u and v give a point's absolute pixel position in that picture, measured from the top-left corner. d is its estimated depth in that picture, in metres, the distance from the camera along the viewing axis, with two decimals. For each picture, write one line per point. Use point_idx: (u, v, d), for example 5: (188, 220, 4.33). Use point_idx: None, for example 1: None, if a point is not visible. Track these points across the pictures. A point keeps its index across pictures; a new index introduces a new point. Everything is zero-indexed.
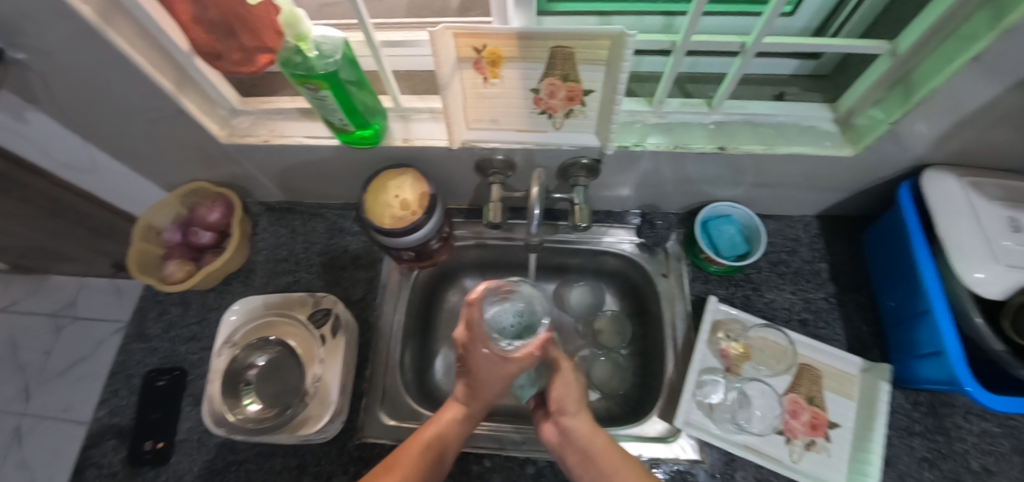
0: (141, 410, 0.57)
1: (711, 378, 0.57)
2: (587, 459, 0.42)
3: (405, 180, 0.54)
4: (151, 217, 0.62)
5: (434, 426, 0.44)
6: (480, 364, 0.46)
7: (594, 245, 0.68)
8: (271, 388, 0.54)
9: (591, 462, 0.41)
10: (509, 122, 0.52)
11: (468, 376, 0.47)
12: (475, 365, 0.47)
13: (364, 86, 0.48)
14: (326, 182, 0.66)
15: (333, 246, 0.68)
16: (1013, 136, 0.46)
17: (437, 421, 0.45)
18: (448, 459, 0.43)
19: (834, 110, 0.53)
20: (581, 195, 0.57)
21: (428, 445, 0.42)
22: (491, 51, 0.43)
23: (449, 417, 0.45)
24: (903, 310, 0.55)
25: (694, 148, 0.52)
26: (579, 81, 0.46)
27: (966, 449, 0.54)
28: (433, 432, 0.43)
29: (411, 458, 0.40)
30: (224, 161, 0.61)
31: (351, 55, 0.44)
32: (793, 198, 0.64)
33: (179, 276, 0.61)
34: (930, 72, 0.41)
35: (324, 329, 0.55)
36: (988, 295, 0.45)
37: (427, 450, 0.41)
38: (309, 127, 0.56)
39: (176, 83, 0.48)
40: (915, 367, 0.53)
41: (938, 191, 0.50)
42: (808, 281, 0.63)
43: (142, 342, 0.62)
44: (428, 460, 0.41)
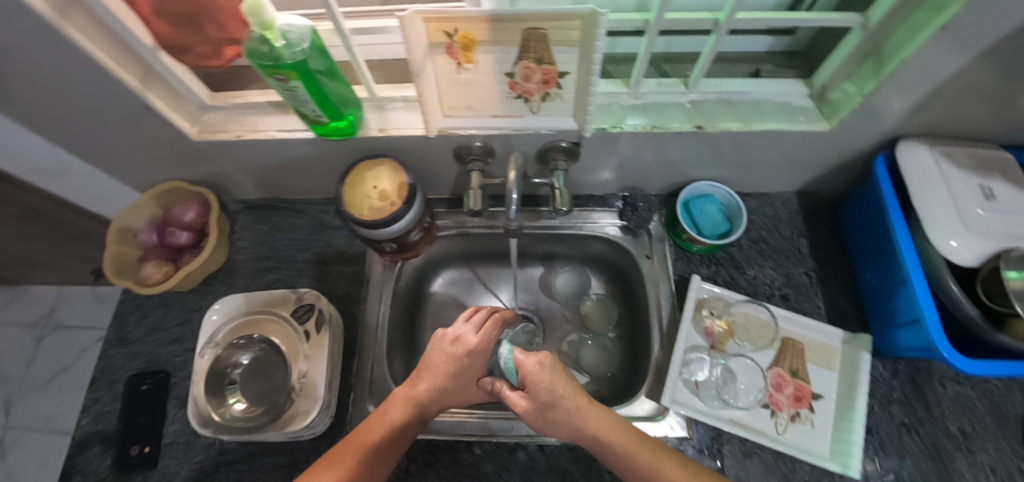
0: (126, 415, 0.56)
1: (696, 356, 0.58)
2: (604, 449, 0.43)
3: (382, 171, 0.53)
4: (125, 220, 0.60)
5: (379, 430, 0.43)
6: (467, 366, 0.50)
7: (577, 230, 0.68)
8: (257, 387, 0.53)
9: (608, 451, 0.43)
10: (486, 107, 0.51)
11: (442, 375, 0.48)
12: (463, 368, 0.49)
13: (336, 76, 0.47)
14: (304, 177, 0.65)
15: (314, 241, 0.67)
16: (982, 106, 0.47)
17: (382, 422, 0.44)
18: (389, 461, 0.43)
19: (809, 86, 0.54)
20: (560, 179, 0.57)
21: (367, 452, 0.41)
22: (463, 35, 0.42)
23: (395, 417, 0.44)
24: (881, 281, 0.56)
25: (672, 129, 0.52)
26: (554, 63, 0.45)
27: (944, 413, 0.55)
28: (377, 434, 0.43)
29: (345, 464, 0.40)
30: (198, 159, 0.60)
31: (319, 43, 0.43)
32: (772, 176, 0.64)
33: (157, 278, 0.59)
34: (901, 43, 0.41)
35: (308, 325, 0.54)
36: (961, 262, 0.46)
37: (369, 452, 0.41)
38: (281, 120, 0.55)
39: (141, 79, 0.47)
40: (895, 336, 0.54)
41: (912, 161, 0.51)
42: (789, 256, 0.64)
43: (123, 347, 0.61)
44: (372, 458, 0.41)
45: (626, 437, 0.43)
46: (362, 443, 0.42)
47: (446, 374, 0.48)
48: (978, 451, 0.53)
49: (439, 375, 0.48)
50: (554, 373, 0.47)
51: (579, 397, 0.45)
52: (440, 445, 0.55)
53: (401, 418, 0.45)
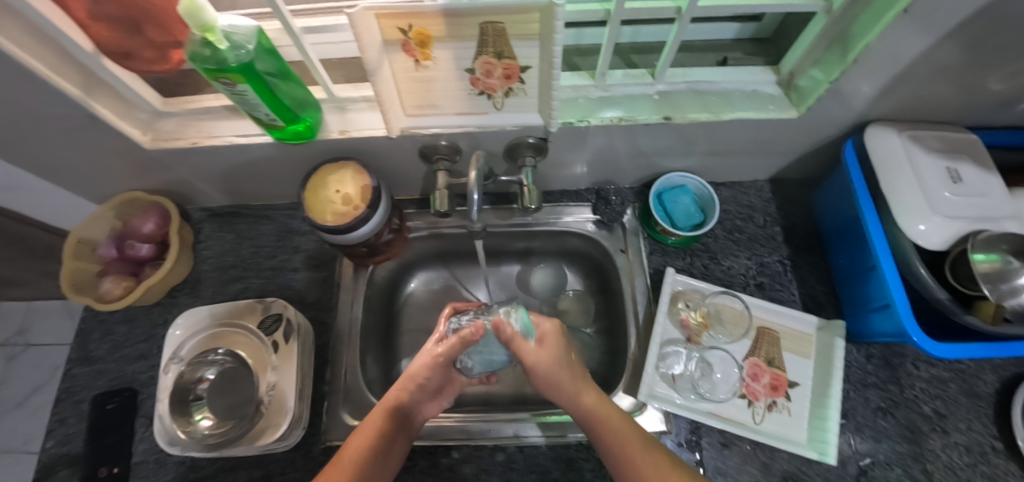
0: (92, 436, 0.54)
1: (673, 349, 0.58)
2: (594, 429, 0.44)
3: (345, 174, 0.52)
4: (83, 231, 0.58)
5: (362, 437, 0.43)
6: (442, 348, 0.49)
7: (551, 226, 0.67)
8: (225, 401, 0.52)
9: (596, 431, 0.44)
10: (449, 105, 0.50)
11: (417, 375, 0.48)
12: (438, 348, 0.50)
13: (288, 77, 0.46)
14: (269, 182, 0.63)
15: (282, 248, 0.65)
16: (946, 89, 0.47)
17: (365, 429, 0.44)
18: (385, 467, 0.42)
19: (777, 73, 0.53)
20: (529, 176, 0.56)
21: (354, 459, 0.41)
22: (418, 31, 0.41)
23: (376, 422, 0.44)
24: (854, 266, 0.56)
25: (640, 121, 0.51)
26: (515, 58, 0.44)
27: (918, 395, 0.56)
28: (361, 441, 0.42)
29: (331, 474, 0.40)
30: (155, 168, 0.58)
31: (267, 44, 0.42)
32: (743, 165, 0.64)
33: (117, 293, 0.57)
34: (865, 27, 0.41)
35: (275, 335, 0.52)
36: (930, 246, 0.46)
37: (357, 457, 0.41)
38: (237, 124, 0.53)
39: (83, 87, 0.44)
40: (868, 321, 0.54)
41: (880, 146, 0.50)
42: (763, 245, 0.64)
43: (88, 366, 0.59)
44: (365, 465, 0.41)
45: (617, 423, 0.44)
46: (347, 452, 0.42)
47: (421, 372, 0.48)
48: (952, 431, 0.54)
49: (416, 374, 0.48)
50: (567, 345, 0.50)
51: (582, 377, 0.48)
52: (418, 451, 0.54)
53: (383, 421, 0.44)
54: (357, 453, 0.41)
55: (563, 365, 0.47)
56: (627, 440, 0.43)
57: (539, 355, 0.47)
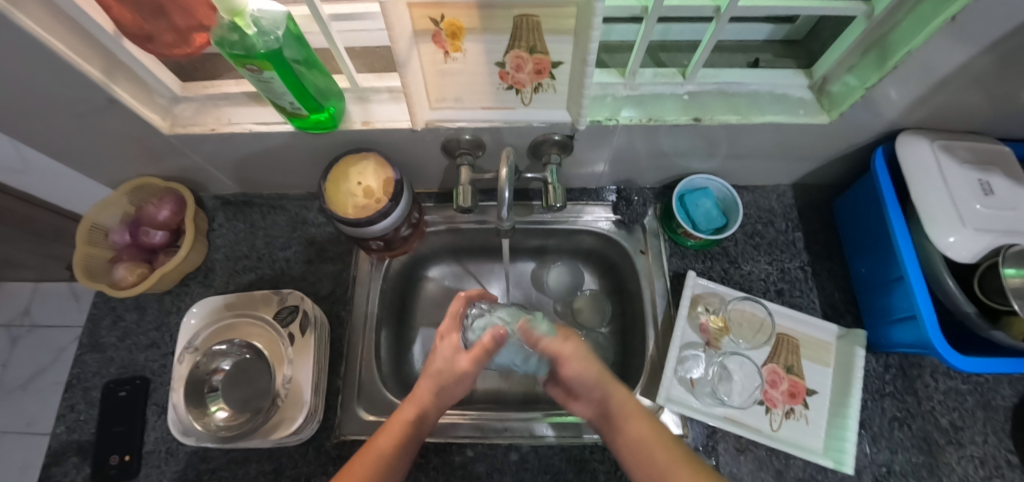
0: (103, 424, 0.54)
1: (691, 354, 0.57)
2: (616, 428, 0.43)
3: (366, 166, 0.51)
4: (97, 216, 0.57)
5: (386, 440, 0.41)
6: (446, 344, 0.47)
7: (570, 225, 0.66)
8: (239, 393, 0.51)
9: (615, 429, 0.43)
10: (475, 99, 0.49)
11: (436, 378, 0.45)
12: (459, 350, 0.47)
13: (314, 66, 0.44)
14: (284, 172, 0.62)
15: (296, 238, 0.65)
16: (981, 99, 0.46)
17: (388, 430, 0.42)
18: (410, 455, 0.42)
19: (809, 77, 0.52)
20: (553, 174, 0.55)
21: (377, 462, 0.39)
22: (449, 22, 0.39)
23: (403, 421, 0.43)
24: (876, 276, 0.56)
25: (668, 121, 0.50)
26: (547, 53, 0.43)
27: (935, 407, 0.55)
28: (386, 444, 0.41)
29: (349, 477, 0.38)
30: (169, 154, 0.56)
31: (294, 30, 0.40)
32: (767, 169, 0.63)
33: (131, 280, 0.56)
34: (907, 33, 0.40)
35: (292, 327, 0.52)
36: (959, 259, 0.45)
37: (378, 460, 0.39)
38: (257, 112, 0.52)
39: (104, 70, 0.43)
40: (889, 332, 0.54)
41: (911, 156, 0.50)
42: (783, 250, 0.63)
43: (98, 353, 0.58)
44: (402, 443, 0.41)
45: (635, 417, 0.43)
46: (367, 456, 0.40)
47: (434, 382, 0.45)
48: (967, 444, 0.53)
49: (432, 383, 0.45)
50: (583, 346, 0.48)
51: (610, 380, 0.45)
52: (431, 448, 0.53)
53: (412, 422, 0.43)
54: (399, 429, 0.42)
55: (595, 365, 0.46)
56: (645, 434, 0.42)
57: (565, 349, 0.46)
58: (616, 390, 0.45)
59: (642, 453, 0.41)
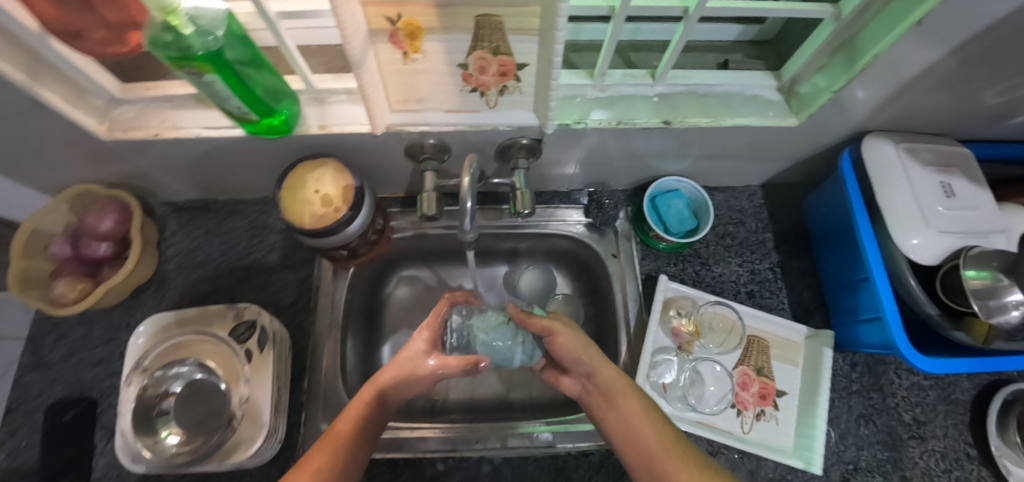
0: (47, 449, 0.50)
1: (664, 358, 0.56)
2: (608, 404, 0.43)
3: (324, 173, 0.48)
4: (38, 222, 0.53)
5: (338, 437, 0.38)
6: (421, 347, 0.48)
7: (540, 229, 0.65)
8: (195, 413, 0.48)
9: (613, 407, 0.42)
10: (438, 101, 0.47)
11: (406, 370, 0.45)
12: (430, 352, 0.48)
13: (262, 66, 0.42)
14: (241, 176, 0.59)
15: (255, 247, 0.62)
16: (943, 100, 0.47)
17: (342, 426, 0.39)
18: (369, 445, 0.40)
19: (778, 79, 0.52)
20: (521, 179, 0.54)
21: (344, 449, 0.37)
22: (407, 21, 0.37)
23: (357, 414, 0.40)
24: (844, 276, 0.56)
25: (638, 124, 0.49)
26: (511, 54, 0.41)
27: (899, 403, 0.57)
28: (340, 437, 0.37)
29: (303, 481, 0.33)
30: (112, 159, 0.53)
31: (238, 30, 0.38)
32: (738, 169, 0.63)
33: (72, 296, 0.53)
34: (874, 36, 0.39)
35: (249, 343, 0.49)
36: (922, 260, 0.46)
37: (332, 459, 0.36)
38: (205, 115, 0.49)
39: (28, 71, 0.39)
40: (856, 331, 0.54)
41: (876, 158, 0.50)
42: (754, 251, 0.64)
43: (40, 372, 0.54)
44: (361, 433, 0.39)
45: (628, 399, 0.41)
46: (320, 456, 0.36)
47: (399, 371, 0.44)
48: (929, 438, 0.55)
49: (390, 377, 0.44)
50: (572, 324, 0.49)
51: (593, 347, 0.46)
52: (400, 463, 0.52)
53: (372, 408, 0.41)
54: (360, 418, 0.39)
55: (583, 341, 0.46)
56: (638, 414, 0.40)
57: (555, 327, 0.47)
58: (603, 366, 0.44)
59: (631, 432, 0.40)
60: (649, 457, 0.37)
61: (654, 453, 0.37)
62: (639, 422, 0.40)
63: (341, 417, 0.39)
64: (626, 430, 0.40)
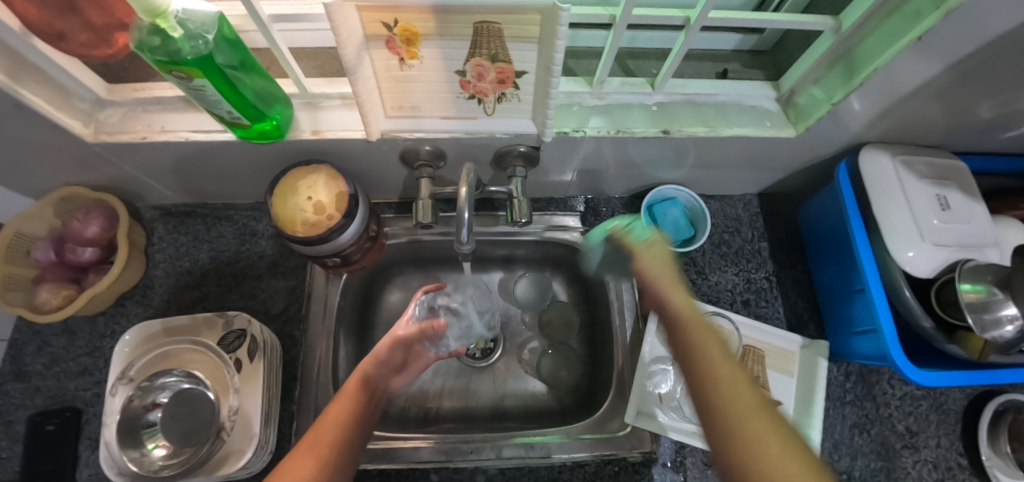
0: (29, 461, 0.49)
1: (660, 368, 0.55)
2: (672, 331, 0.37)
3: (317, 179, 0.47)
4: (21, 226, 0.51)
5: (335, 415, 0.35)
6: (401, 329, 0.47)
7: (536, 236, 0.64)
8: (181, 426, 0.47)
9: (677, 332, 0.36)
10: (434, 108, 0.46)
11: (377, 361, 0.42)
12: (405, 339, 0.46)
13: (252, 69, 0.41)
14: (231, 180, 0.58)
15: (245, 252, 0.60)
16: (939, 113, 0.47)
17: (336, 408, 0.35)
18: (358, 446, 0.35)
19: (776, 89, 0.52)
20: (519, 186, 0.53)
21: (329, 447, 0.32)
22: (403, 27, 0.36)
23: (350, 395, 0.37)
24: (839, 287, 0.56)
25: (637, 133, 0.49)
26: (510, 61, 0.40)
27: (892, 413, 0.57)
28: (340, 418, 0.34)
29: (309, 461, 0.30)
30: (96, 162, 0.51)
31: (230, 34, 0.37)
32: (735, 178, 0.62)
33: (55, 303, 0.50)
34: (873, 50, 0.39)
35: (238, 352, 0.48)
36: (918, 273, 0.46)
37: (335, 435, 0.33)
38: (194, 119, 0.47)
39: (10, 73, 0.37)
40: (850, 342, 0.55)
41: (874, 170, 0.50)
42: (750, 260, 0.64)
43: (21, 382, 0.53)
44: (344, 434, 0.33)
45: (700, 329, 0.35)
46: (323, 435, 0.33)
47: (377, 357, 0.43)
48: (921, 447, 0.55)
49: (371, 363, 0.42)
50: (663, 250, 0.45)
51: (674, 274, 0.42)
52: (394, 474, 0.52)
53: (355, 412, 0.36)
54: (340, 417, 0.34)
55: (660, 264, 0.43)
56: (710, 342, 0.34)
57: (638, 249, 0.45)
58: (678, 294, 0.39)
59: (695, 355, 0.33)
60: (708, 377, 0.31)
61: (718, 380, 0.30)
62: (708, 348, 0.33)
63: (325, 413, 0.35)
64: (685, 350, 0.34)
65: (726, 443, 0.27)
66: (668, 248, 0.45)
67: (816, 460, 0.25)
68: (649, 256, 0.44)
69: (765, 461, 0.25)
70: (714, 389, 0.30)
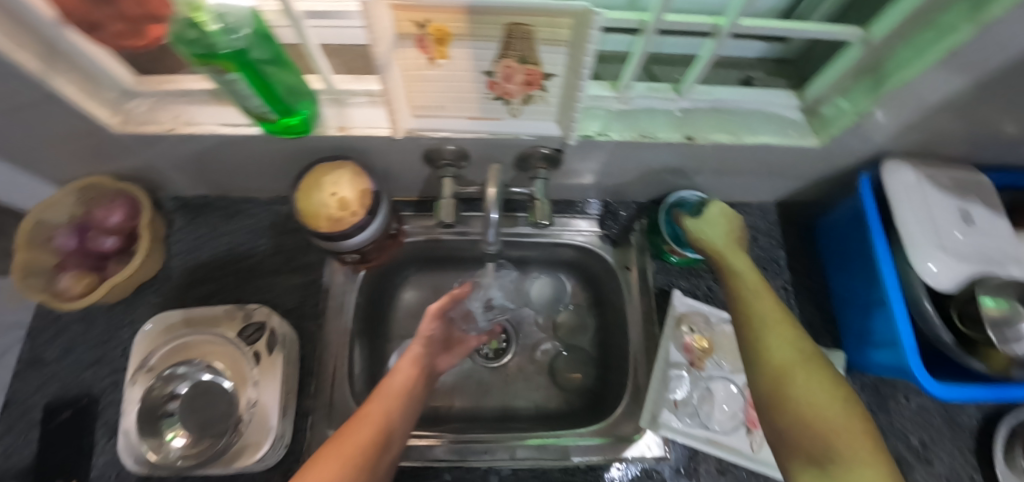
0: (43, 448, 0.49)
1: (676, 373, 0.56)
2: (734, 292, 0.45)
3: (341, 175, 0.47)
4: (42, 214, 0.52)
5: (390, 400, 0.42)
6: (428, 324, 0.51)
7: (554, 239, 0.64)
8: (198, 418, 0.47)
9: (736, 295, 0.45)
10: (460, 109, 0.46)
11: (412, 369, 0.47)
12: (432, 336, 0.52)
13: (282, 64, 0.41)
14: (253, 174, 0.58)
15: (263, 246, 0.61)
16: (964, 127, 0.47)
17: (389, 391, 0.43)
18: (391, 446, 0.40)
19: (800, 98, 0.52)
20: (541, 190, 0.54)
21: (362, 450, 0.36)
22: (436, 27, 0.37)
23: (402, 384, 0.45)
24: (857, 298, 0.56)
25: (659, 139, 0.49)
26: (538, 64, 0.40)
27: (905, 426, 0.57)
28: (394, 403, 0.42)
29: (367, 429, 0.38)
30: (121, 152, 0.51)
31: (263, 28, 0.37)
32: (753, 186, 0.63)
33: (78, 290, 0.52)
34: (904, 62, 0.39)
35: (257, 345, 0.48)
36: (940, 287, 0.46)
37: (391, 417, 0.41)
38: (221, 112, 0.48)
39: (43, 61, 0.38)
40: (867, 354, 0.55)
41: (895, 182, 0.50)
42: (767, 268, 0.63)
43: (38, 369, 0.53)
44: (373, 438, 0.38)
45: (762, 296, 0.43)
46: (381, 412, 0.41)
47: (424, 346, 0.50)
48: (935, 461, 0.55)
49: (419, 352, 0.49)
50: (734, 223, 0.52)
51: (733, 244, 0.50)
52: (406, 472, 0.51)
53: (385, 424, 0.40)
54: (372, 430, 0.38)
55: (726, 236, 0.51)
56: (767, 308, 0.42)
57: (700, 232, 0.50)
58: (739, 259, 0.47)
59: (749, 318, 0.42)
60: (755, 338, 0.41)
61: (767, 340, 0.40)
62: (764, 311, 0.42)
63: (359, 420, 0.39)
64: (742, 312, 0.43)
65: (772, 380, 0.39)
66: (734, 223, 0.52)
67: (840, 395, 0.37)
68: (716, 227, 0.51)
69: (804, 393, 0.37)
70: (765, 345, 0.40)
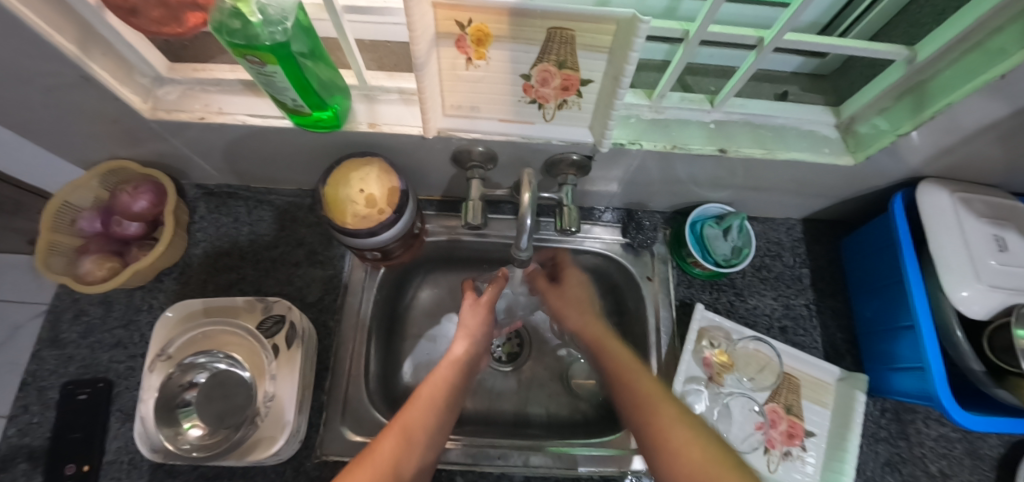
0: (58, 429, 0.49)
1: (694, 388, 0.55)
2: (618, 382, 0.41)
3: (370, 171, 0.47)
4: (68, 196, 0.52)
5: (426, 403, 0.41)
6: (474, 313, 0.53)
7: (576, 245, 0.64)
8: (215, 408, 0.47)
9: (621, 384, 0.41)
10: (493, 110, 0.46)
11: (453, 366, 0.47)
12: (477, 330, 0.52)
13: (319, 58, 0.40)
14: (278, 166, 0.58)
15: (285, 238, 0.61)
16: (1004, 153, 0.46)
17: (426, 393, 0.42)
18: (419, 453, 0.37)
19: (836, 115, 0.51)
20: (569, 195, 0.54)
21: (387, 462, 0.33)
22: (476, 28, 0.36)
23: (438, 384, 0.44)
24: (881, 322, 0.55)
25: (692, 149, 0.48)
26: (576, 69, 0.40)
27: (925, 453, 0.56)
28: (427, 408, 0.41)
29: (395, 436, 0.36)
30: (148, 138, 0.51)
31: (304, 21, 0.37)
32: (780, 202, 0.62)
33: (99, 275, 0.52)
34: (946, 85, 0.38)
35: (276, 338, 0.48)
36: (971, 314, 0.45)
37: (425, 422, 0.39)
38: (253, 103, 0.47)
39: (80, 45, 0.37)
40: (889, 379, 0.54)
41: (930, 205, 0.49)
42: (790, 286, 0.63)
43: (57, 349, 0.53)
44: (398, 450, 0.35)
45: (638, 379, 0.40)
46: (414, 416, 0.39)
47: (468, 343, 0.50)
48: None
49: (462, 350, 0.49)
50: (584, 279, 0.58)
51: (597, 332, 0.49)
52: None
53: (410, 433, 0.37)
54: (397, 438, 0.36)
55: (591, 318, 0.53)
56: (647, 385, 0.39)
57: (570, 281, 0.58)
58: (615, 350, 0.45)
59: (636, 400, 0.38)
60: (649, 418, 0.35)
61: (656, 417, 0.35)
62: (647, 390, 0.38)
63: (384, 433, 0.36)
64: (636, 396, 0.38)
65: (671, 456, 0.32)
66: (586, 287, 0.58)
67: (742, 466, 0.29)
68: (575, 295, 0.56)
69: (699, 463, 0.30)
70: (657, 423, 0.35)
